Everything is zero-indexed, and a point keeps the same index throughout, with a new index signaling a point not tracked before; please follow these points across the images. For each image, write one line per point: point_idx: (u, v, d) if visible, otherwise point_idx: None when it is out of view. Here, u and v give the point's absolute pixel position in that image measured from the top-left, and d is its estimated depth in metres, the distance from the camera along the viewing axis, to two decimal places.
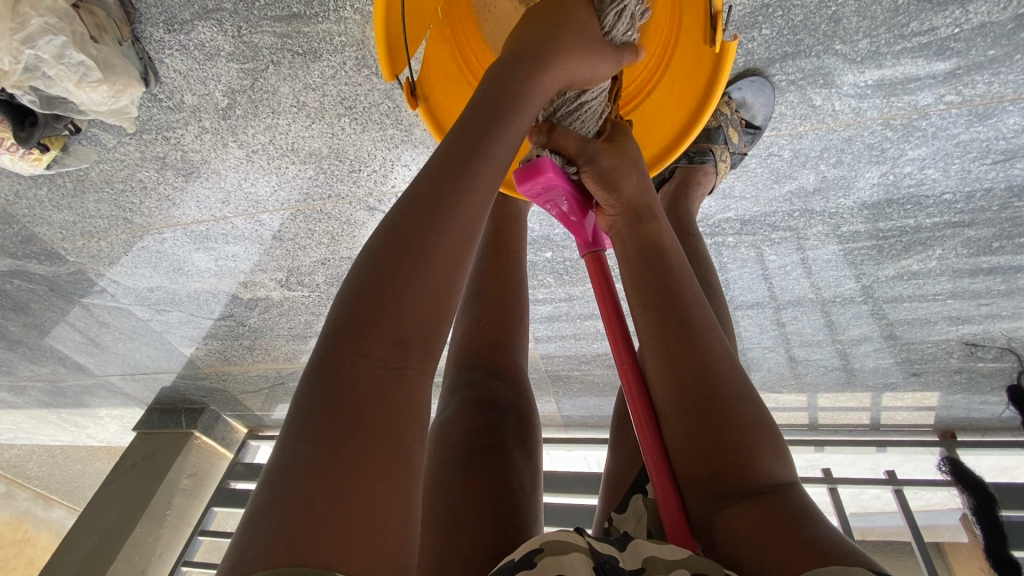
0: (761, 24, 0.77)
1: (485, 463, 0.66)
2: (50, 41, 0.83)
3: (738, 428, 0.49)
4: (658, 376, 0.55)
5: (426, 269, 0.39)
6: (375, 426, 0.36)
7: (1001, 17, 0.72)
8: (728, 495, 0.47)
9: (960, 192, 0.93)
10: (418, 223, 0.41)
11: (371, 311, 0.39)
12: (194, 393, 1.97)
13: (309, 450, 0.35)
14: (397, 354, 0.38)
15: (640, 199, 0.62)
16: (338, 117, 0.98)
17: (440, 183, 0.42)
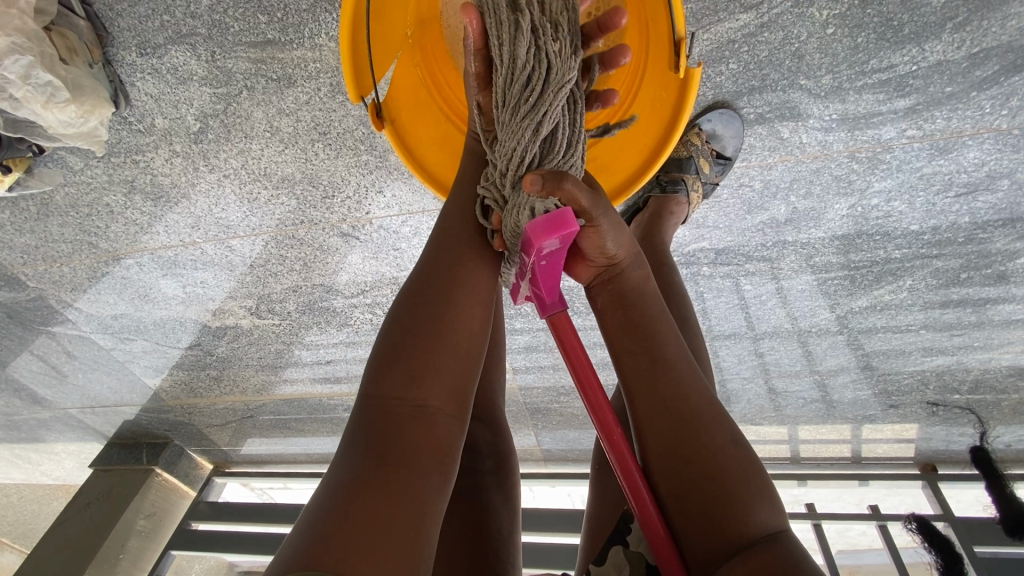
0: (728, 59, 0.79)
1: (462, 509, 0.64)
2: (17, 61, 0.78)
3: (732, 476, 0.47)
4: (648, 417, 0.52)
5: (441, 324, 0.50)
6: (403, 450, 0.45)
7: (956, 55, 0.75)
8: (727, 547, 0.45)
9: (927, 224, 0.95)
10: (425, 289, 0.52)
11: (398, 356, 0.49)
12: (157, 427, 1.88)
13: (350, 469, 0.44)
14: (421, 390, 0.48)
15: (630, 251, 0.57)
16: (311, 142, 0.97)
17: (448, 256, 0.55)
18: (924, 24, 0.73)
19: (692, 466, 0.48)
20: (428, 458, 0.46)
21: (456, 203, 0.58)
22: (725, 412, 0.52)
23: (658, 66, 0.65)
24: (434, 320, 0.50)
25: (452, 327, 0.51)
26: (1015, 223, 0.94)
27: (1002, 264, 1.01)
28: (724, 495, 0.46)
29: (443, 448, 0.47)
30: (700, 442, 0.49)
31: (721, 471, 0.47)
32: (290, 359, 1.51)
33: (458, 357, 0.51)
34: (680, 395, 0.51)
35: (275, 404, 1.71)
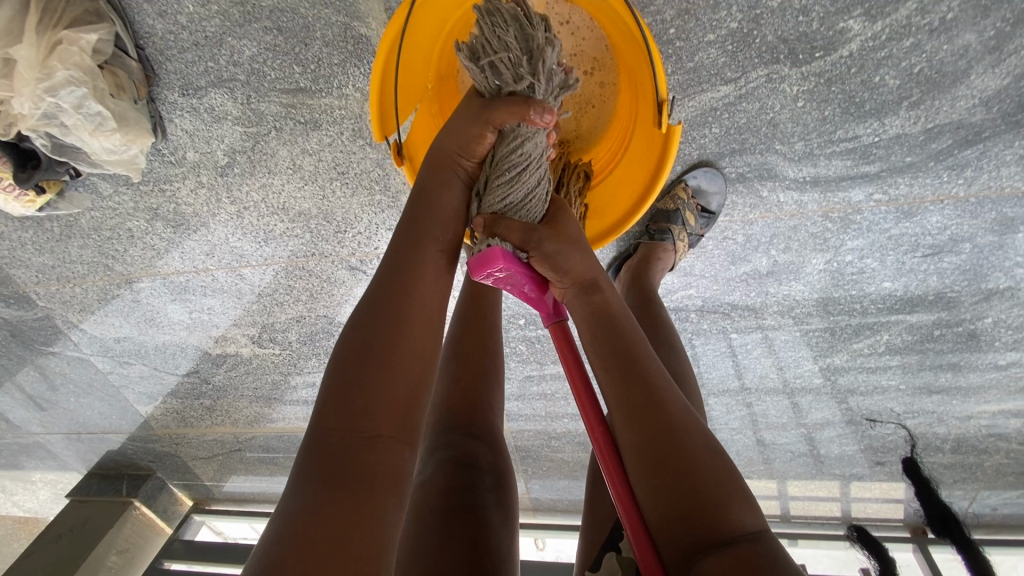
0: (710, 123, 0.88)
1: (465, 523, 0.66)
2: (72, 92, 0.84)
3: (709, 480, 0.50)
4: (627, 427, 0.55)
5: (393, 355, 0.52)
6: (355, 479, 0.47)
7: (913, 130, 0.84)
8: (703, 545, 0.47)
9: (898, 281, 1.02)
10: (376, 320, 0.54)
11: (351, 385, 0.50)
12: (141, 458, 1.85)
13: (301, 500, 0.46)
14: (371, 420, 0.49)
15: (588, 273, 0.63)
16: (330, 180, 1.05)
17: (403, 283, 0.56)
18: (883, 102, 0.82)
19: (664, 471, 0.51)
20: (384, 482, 0.48)
21: (408, 232, 0.60)
22: (701, 422, 0.55)
23: (646, 119, 0.73)
24: (384, 352, 0.52)
25: (401, 356, 0.53)
26: (980, 284, 1.01)
27: (972, 323, 1.06)
28: (703, 499, 0.49)
29: (394, 474, 0.49)
30: (673, 447, 0.52)
31: (693, 475, 0.50)
32: (285, 390, 1.53)
33: (408, 386, 0.52)
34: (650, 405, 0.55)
35: (265, 438, 1.70)
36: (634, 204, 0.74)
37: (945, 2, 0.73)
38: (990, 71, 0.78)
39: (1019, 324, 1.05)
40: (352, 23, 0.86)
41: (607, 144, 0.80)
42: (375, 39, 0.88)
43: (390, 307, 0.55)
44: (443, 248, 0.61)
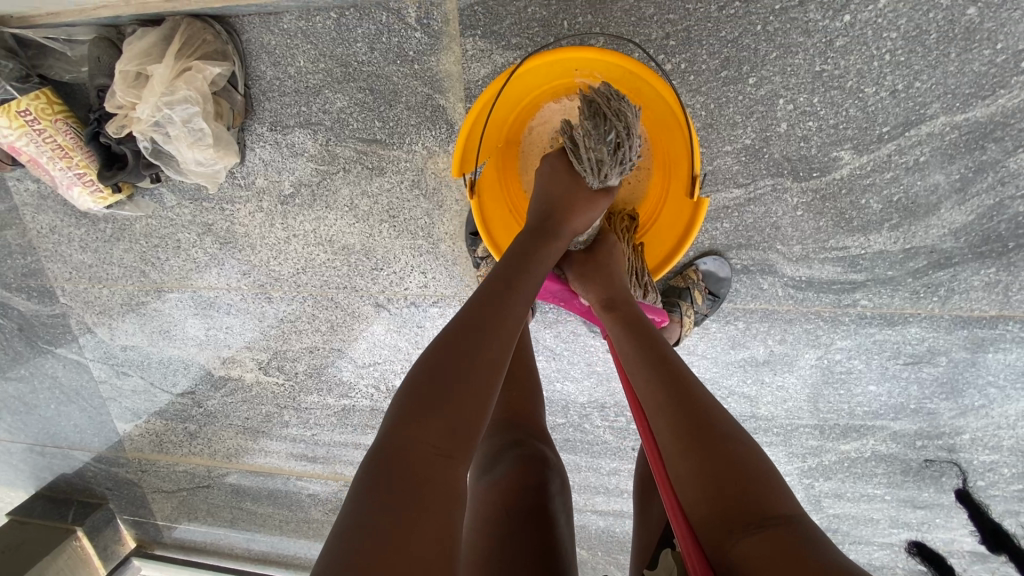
0: (722, 219, 1.02)
1: (532, 525, 0.68)
2: (185, 109, 0.98)
3: (739, 472, 0.56)
4: (667, 434, 0.62)
5: (467, 377, 0.59)
6: (428, 488, 0.52)
7: (894, 248, 0.99)
8: (735, 525, 0.52)
9: (882, 386, 1.11)
10: (454, 349, 0.61)
11: (427, 406, 0.57)
12: (98, 483, 1.74)
13: (362, 505, 0.50)
14: (449, 437, 0.56)
15: (608, 293, 0.81)
16: (380, 222, 1.16)
17: (482, 317, 0.65)
18: (868, 221, 0.97)
19: (700, 473, 0.57)
20: (442, 490, 0.53)
21: (490, 282, 0.70)
22: (735, 427, 0.62)
23: (678, 193, 0.85)
24: (460, 375, 0.59)
25: (475, 376, 0.60)
26: (957, 398, 1.09)
27: (951, 437, 1.13)
28: (737, 487, 0.55)
29: (450, 486, 0.54)
30: (707, 448, 0.59)
31: (726, 471, 0.56)
32: (275, 425, 1.51)
33: (478, 404, 0.59)
34: (680, 408, 0.64)
35: (238, 476, 1.63)
36: (662, 262, 0.88)
37: (919, 148, 0.91)
38: (956, 208, 0.94)
39: (994, 445, 1.12)
40: (434, 95, 1.03)
41: (644, 208, 0.94)
42: (449, 110, 1.04)
43: (468, 338, 0.62)
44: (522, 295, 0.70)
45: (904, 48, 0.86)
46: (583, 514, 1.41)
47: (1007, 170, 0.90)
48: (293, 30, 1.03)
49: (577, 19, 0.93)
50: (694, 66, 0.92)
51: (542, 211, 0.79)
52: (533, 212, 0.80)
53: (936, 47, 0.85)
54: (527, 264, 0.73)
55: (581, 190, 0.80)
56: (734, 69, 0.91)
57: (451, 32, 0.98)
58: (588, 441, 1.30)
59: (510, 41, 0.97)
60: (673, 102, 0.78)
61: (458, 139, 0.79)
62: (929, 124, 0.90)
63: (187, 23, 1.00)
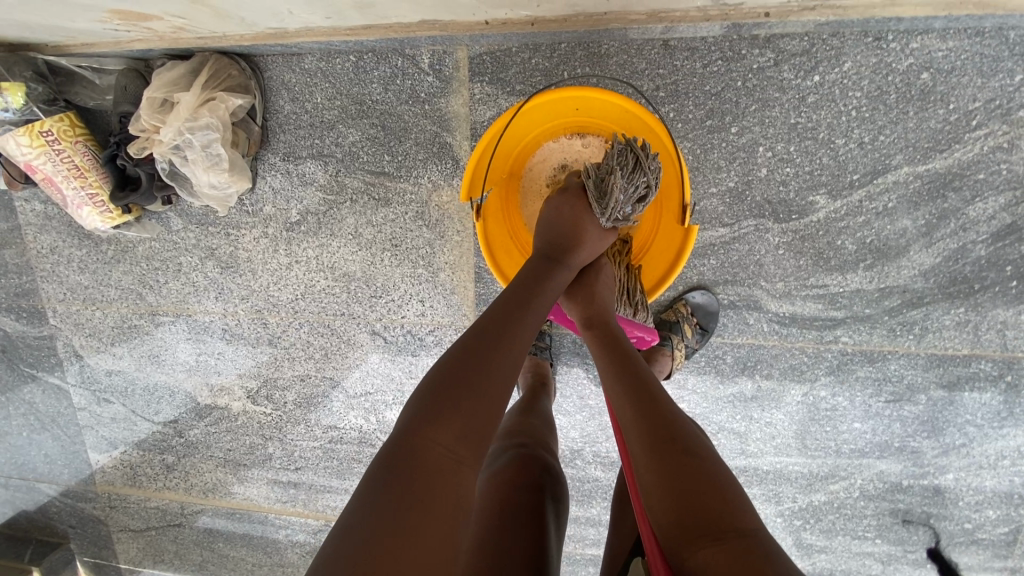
0: (709, 255, 1.08)
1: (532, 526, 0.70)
2: (204, 135, 1.04)
3: (710, 488, 0.59)
4: (641, 447, 0.66)
5: (478, 388, 0.61)
6: (432, 494, 0.54)
7: (870, 287, 1.05)
8: (702, 537, 0.55)
9: (866, 423, 1.13)
10: (466, 361, 0.63)
11: (438, 412, 0.58)
12: (61, 520, 1.64)
13: (372, 503, 0.52)
14: (458, 443, 0.58)
15: (593, 312, 0.84)
16: (382, 250, 1.20)
17: (493, 331, 0.67)
18: (845, 261, 1.04)
19: (671, 484, 0.61)
20: (447, 494, 0.55)
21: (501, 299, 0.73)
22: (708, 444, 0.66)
23: (671, 221, 0.91)
24: (471, 385, 0.61)
25: (485, 388, 0.62)
26: (938, 437, 1.12)
27: (936, 477, 1.15)
28: (706, 501, 0.58)
29: (454, 490, 0.56)
30: (684, 464, 0.62)
31: (697, 486, 0.59)
32: (258, 458, 1.46)
33: (487, 415, 0.61)
34: (656, 423, 0.67)
35: (212, 515, 1.56)
36: (657, 284, 0.93)
37: (886, 195, 1.00)
38: (924, 250, 1.01)
39: (978, 485, 1.14)
40: (442, 133, 1.11)
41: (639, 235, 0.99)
42: (455, 147, 1.11)
43: (480, 350, 0.65)
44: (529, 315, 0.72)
45: (868, 105, 0.96)
46: (573, 557, 1.37)
47: (967, 217, 0.99)
48: (313, 70, 1.11)
49: (577, 70, 1.02)
50: (681, 115, 1.01)
51: (555, 240, 0.83)
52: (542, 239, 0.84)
53: (896, 106, 0.95)
54: (535, 282, 0.76)
55: (591, 226, 0.85)
56: (717, 119, 1.00)
57: (460, 77, 1.07)
58: (579, 478, 1.29)
59: (514, 87, 1.06)
60: (664, 137, 0.85)
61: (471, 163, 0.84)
62: (895, 173, 0.98)
63: (215, 59, 1.08)
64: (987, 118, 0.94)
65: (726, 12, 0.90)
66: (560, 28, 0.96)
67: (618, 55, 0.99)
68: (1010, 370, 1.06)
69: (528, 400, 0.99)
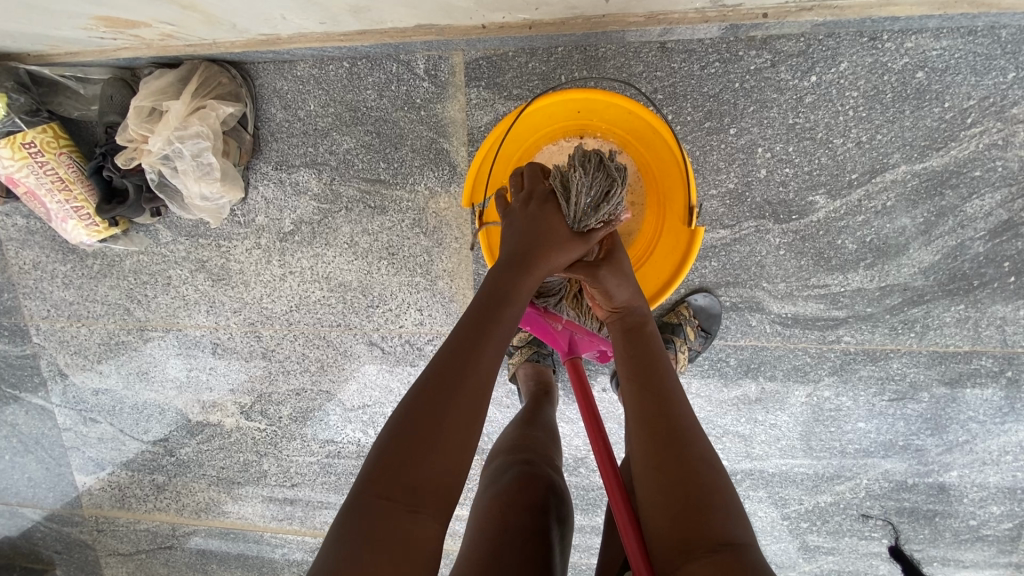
0: (711, 257, 1.08)
1: (536, 537, 0.68)
2: (195, 144, 1.02)
3: (703, 490, 0.60)
4: (641, 443, 0.66)
5: (439, 433, 0.59)
6: (392, 549, 0.54)
7: (871, 286, 1.05)
8: (693, 546, 0.56)
9: (870, 423, 1.13)
10: (427, 402, 0.61)
11: (399, 465, 0.57)
12: (46, 546, 1.58)
13: (333, 560, 0.53)
14: (414, 492, 0.57)
15: (626, 302, 0.80)
16: (378, 259, 1.18)
17: (459, 362, 0.63)
18: (846, 260, 1.04)
19: (669, 491, 0.61)
20: (407, 546, 0.55)
21: (471, 319, 0.68)
22: (707, 442, 0.66)
23: (673, 224, 0.90)
24: (430, 432, 0.59)
25: (446, 431, 0.59)
26: (942, 434, 1.12)
27: (940, 475, 1.15)
28: (697, 506, 0.58)
29: (415, 540, 0.55)
30: (680, 463, 0.62)
31: (692, 490, 0.60)
32: (253, 475, 1.42)
33: (450, 458, 0.59)
34: (655, 431, 0.66)
35: (205, 536, 1.51)
36: (661, 287, 0.91)
37: (885, 194, 1.00)
38: (923, 248, 1.02)
39: (982, 482, 1.14)
40: (438, 138, 1.09)
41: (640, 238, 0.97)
42: (452, 153, 1.10)
43: (441, 387, 0.62)
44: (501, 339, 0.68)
45: (865, 105, 0.97)
46: (578, 567, 1.34)
47: (965, 214, 0.99)
48: (306, 77, 1.09)
49: (574, 73, 1.01)
50: (680, 118, 1.01)
51: (522, 245, 0.74)
52: (509, 245, 0.76)
53: (893, 105, 0.96)
54: (509, 298, 0.71)
55: (557, 232, 0.76)
56: (716, 121, 1.00)
57: (457, 82, 1.06)
58: (583, 487, 1.27)
59: (511, 91, 1.05)
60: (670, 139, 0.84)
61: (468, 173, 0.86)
62: (893, 171, 0.99)
63: (205, 67, 1.06)
64: (982, 116, 0.95)
65: (724, 13, 0.89)
66: (558, 31, 0.95)
67: (615, 58, 0.99)
68: (1010, 366, 1.06)
69: (530, 409, 0.95)
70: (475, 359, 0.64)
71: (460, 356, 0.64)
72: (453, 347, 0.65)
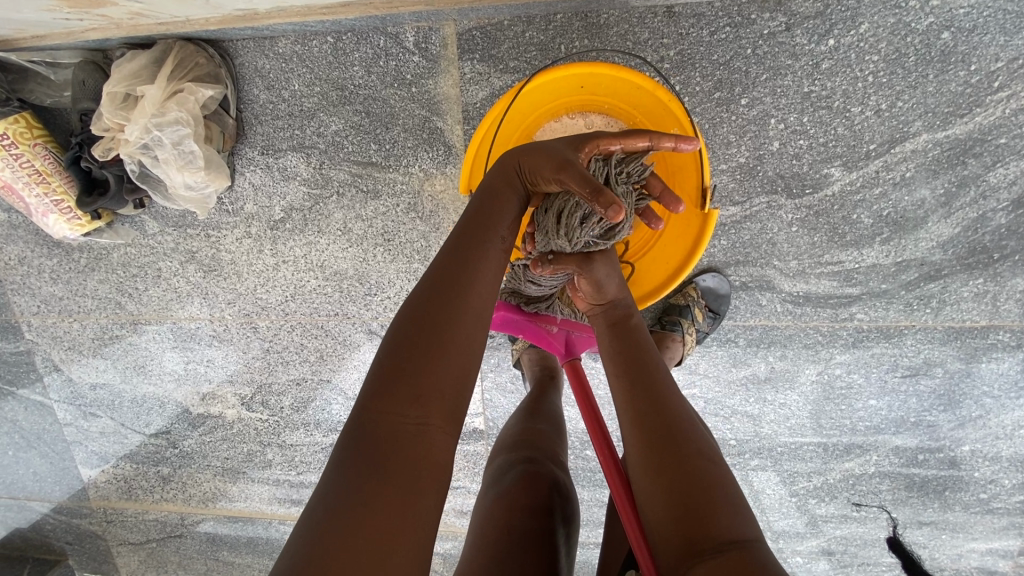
0: (719, 236, 1.04)
1: (540, 540, 0.66)
2: (175, 131, 0.96)
3: (704, 485, 0.56)
4: (634, 440, 0.63)
5: (444, 343, 0.56)
6: (403, 463, 0.51)
7: (887, 261, 1.01)
8: (696, 548, 0.52)
9: (882, 400, 1.11)
10: (430, 314, 0.57)
11: (399, 383, 0.54)
12: (57, 538, 1.59)
13: (341, 479, 0.50)
14: (419, 404, 0.53)
15: (617, 296, 0.74)
16: (374, 245, 1.13)
17: (460, 273, 0.60)
18: (861, 236, 1.00)
19: (667, 489, 0.57)
20: (416, 463, 0.52)
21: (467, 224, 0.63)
22: (705, 434, 0.62)
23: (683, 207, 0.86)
24: (433, 343, 0.55)
25: (451, 344, 0.56)
26: (955, 410, 1.10)
27: (952, 450, 1.13)
28: (697, 506, 0.54)
29: (426, 454, 0.52)
30: (676, 458, 0.58)
31: (692, 487, 0.56)
32: (258, 464, 1.41)
33: (455, 372, 0.56)
34: (651, 424, 0.62)
35: (213, 524, 1.51)
36: (671, 274, 0.87)
37: (904, 164, 0.95)
38: (943, 221, 0.97)
39: (994, 455, 1.13)
40: (431, 117, 1.03)
41: None
42: (447, 132, 1.04)
43: (443, 298, 0.58)
44: (500, 242, 0.63)
45: (885, 69, 0.91)
46: (586, 547, 1.35)
47: (987, 183, 0.95)
48: (289, 55, 1.03)
49: (574, 43, 0.95)
50: (688, 88, 0.95)
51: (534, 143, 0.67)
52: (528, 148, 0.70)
53: (916, 69, 0.90)
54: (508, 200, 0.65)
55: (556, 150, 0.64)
56: (726, 91, 0.94)
57: (449, 55, 0.99)
58: (590, 469, 1.26)
59: (508, 64, 0.99)
60: (679, 115, 0.80)
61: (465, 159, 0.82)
62: (913, 141, 0.94)
63: (180, 46, 1.00)
64: (1010, 79, 0.89)
65: None
66: None
67: (618, 25, 0.93)
68: None
69: (533, 398, 0.91)
70: (476, 266, 0.60)
71: (461, 266, 0.60)
72: (450, 257, 0.61)
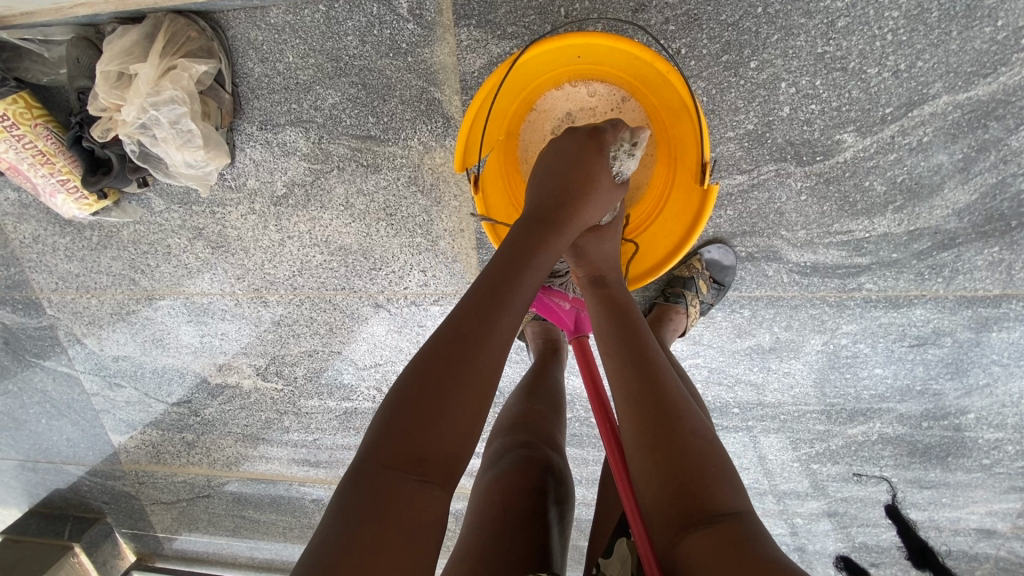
0: (726, 207, 1.01)
1: (532, 526, 0.68)
2: (171, 110, 0.96)
3: (695, 460, 0.58)
4: (626, 417, 0.64)
5: (452, 398, 0.55)
6: (398, 521, 0.50)
7: (898, 230, 0.98)
8: (689, 519, 0.54)
9: (887, 369, 1.10)
10: (442, 364, 0.56)
11: (410, 432, 0.53)
12: (94, 498, 1.69)
13: (334, 531, 0.49)
14: (424, 461, 0.53)
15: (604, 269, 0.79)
16: (377, 220, 1.13)
17: (474, 323, 0.59)
18: (872, 204, 0.97)
19: (662, 464, 0.59)
20: (413, 518, 0.51)
21: (489, 275, 0.63)
22: (697, 414, 0.64)
23: (684, 184, 0.85)
24: (441, 397, 0.55)
25: (462, 401, 0.56)
26: (962, 378, 1.09)
27: (956, 417, 1.13)
28: (690, 481, 0.56)
29: (427, 517, 0.52)
30: (670, 437, 0.60)
31: (685, 463, 0.57)
32: (276, 431, 1.47)
33: (462, 431, 0.55)
34: (647, 405, 0.63)
35: (238, 485, 1.60)
36: (670, 253, 0.86)
37: (922, 128, 0.91)
38: (960, 187, 0.93)
39: (999, 423, 1.12)
40: (428, 87, 1.00)
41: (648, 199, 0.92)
42: (445, 103, 1.01)
43: (461, 349, 0.57)
44: (517, 292, 0.63)
45: (906, 27, 0.85)
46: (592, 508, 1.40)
47: (1009, 148, 0.90)
48: (281, 25, 1.00)
49: (575, 5, 0.91)
50: (694, 51, 0.91)
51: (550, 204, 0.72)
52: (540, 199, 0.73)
53: (938, 26, 0.85)
54: (537, 255, 0.66)
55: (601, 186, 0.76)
56: (735, 53, 0.90)
57: (445, 21, 0.96)
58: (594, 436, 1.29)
59: (505, 29, 0.95)
60: (680, 87, 0.77)
61: (459, 132, 0.79)
62: (932, 103, 0.89)
63: (170, 20, 0.97)
64: None
65: None
66: None
67: None
68: None
69: (532, 377, 0.93)
70: (491, 319, 0.60)
71: (479, 315, 0.60)
72: (467, 305, 0.60)
